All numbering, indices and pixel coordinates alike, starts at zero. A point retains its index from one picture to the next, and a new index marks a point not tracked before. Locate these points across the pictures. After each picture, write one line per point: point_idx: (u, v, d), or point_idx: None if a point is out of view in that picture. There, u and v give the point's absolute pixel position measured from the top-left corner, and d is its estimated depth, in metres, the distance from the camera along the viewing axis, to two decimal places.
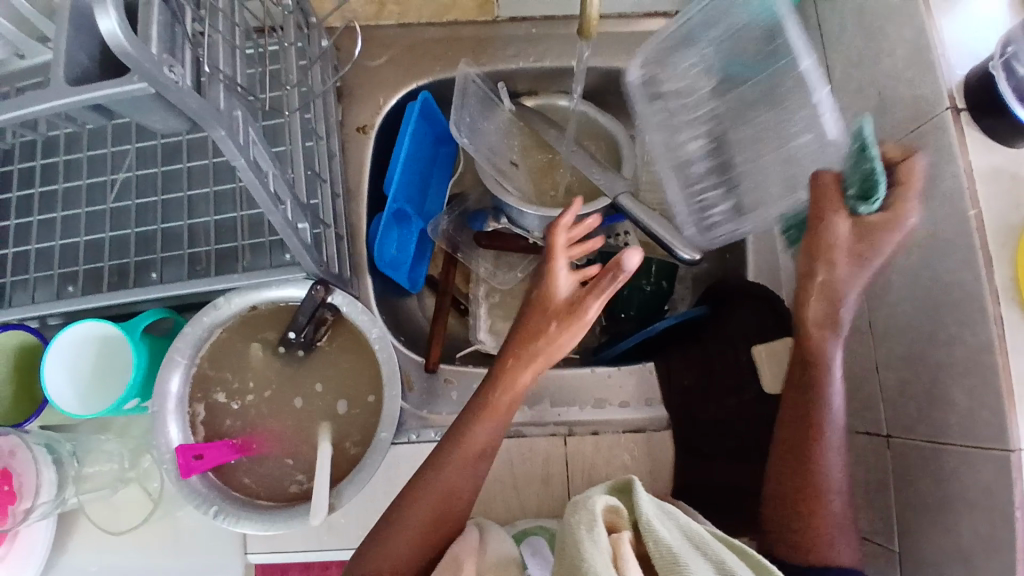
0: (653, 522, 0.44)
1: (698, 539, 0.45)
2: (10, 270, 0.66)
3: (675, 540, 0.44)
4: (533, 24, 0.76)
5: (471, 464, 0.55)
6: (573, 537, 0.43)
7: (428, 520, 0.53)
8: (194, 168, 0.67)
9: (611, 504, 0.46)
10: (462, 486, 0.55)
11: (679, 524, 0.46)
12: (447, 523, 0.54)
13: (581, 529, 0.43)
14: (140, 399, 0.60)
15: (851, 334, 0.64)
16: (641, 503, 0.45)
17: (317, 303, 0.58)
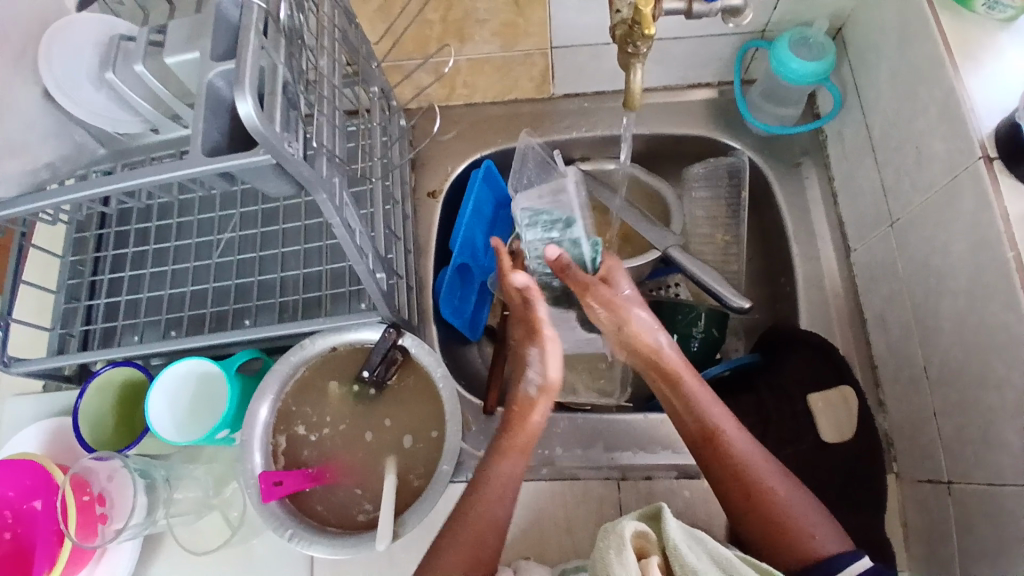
0: (680, 549, 0.48)
1: (728, 565, 0.48)
2: (122, 315, 0.77)
3: (704, 568, 0.47)
4: (585, 99, 0.84)
5: (503, 498, 0.59)
6: (604, 561, 0.48)
7: (469, 560, 0.56)
8: (287, 229, 0.77)
9: (638, 530, 0.49)
10: (493, 518, 0.58)
11: (708, 549, 0.49)
12: (486, 554, 0.57)
13: (609, 554, 0.47)
14: (230, 429, 0.67)
15: (907, 381, 0.64)
16: (670, 531, 0.49)
17: (391, 345, 0.64)
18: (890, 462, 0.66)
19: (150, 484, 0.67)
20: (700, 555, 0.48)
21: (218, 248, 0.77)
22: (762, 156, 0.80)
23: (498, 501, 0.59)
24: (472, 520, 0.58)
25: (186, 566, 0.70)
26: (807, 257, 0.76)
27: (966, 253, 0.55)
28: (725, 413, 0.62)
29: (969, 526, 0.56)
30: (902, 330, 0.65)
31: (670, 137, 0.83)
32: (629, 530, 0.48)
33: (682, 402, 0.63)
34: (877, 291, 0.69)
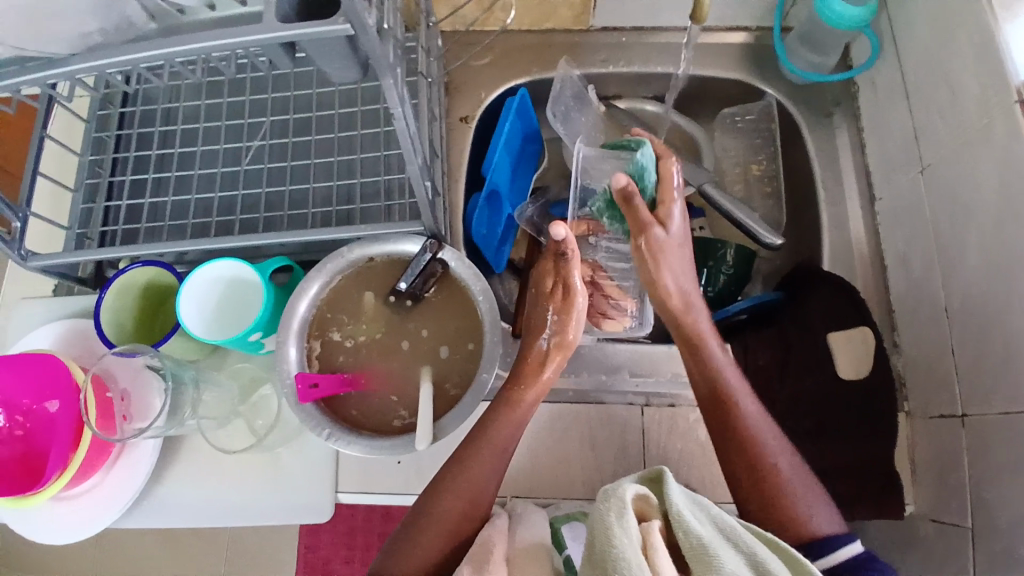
0: (683, 515, 0.48)
1: (730, 533, 0.49)
2: (146, 218, 0.74)
3: (707, 533, 0.48)
4: (622, 34, 0.84)
5: (471, 491, 0.59)
6: (603, 524, 0.48)
7: (458, 514, 0.58)
8: (320, 140, 0.75)
9: (640, 494, 0.50)
10: (474, 502, 0.59)
11: (709, 515, 0.50)
12: (469, 518, 0.59)
13: (609, 517, 0.47)
14: (262, 333, 0.65)
15: (925, 320, 0.67)
16: (673, 497, 0.49)
17: (431, 257, 0.64)
18: (902, 399, 0.70)
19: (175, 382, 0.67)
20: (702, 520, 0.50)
21: (248, 156, 0.75)
22: (794, 103, 0.81)
23: (499, 459, 0.61)
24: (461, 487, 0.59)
25: (211, 470, 0.70)
26: (833, 203, 0.78)
27: (998, 192, 0.58)
28: (757, 407, 0.62)
29: (981, 451, 0.60)
30: (923, 271, 0.68)
31: (705, 78, 0.83)
32: (630, 493, 0.49)
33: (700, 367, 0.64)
34: (900, 236, 0.71)
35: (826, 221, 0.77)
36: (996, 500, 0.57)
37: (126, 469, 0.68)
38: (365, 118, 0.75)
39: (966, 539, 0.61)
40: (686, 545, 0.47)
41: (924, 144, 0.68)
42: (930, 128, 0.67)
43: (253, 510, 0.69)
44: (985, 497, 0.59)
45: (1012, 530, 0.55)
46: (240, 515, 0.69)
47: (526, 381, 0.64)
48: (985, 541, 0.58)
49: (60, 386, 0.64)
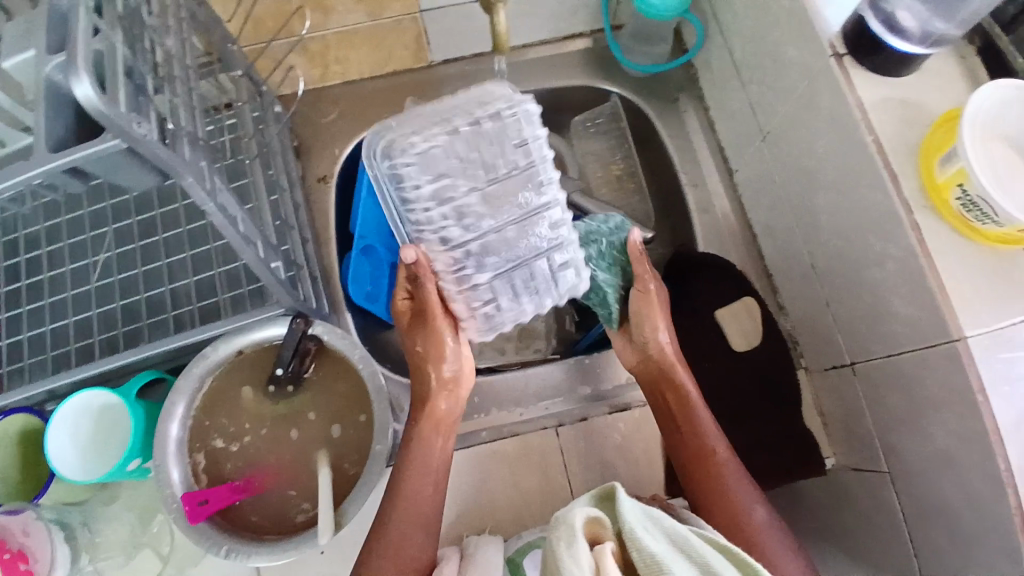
0: (636, 532, 0.44)
1: (685, 543, 0.45)
2: (4, 360, 0.69)
3: (660, 548, 0.44)
4: (465, 62, 0.83)
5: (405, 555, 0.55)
6: (555, 556, 0.43)
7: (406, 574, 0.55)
8: (170, 238, 0.72)
9: (591, 516, 0.45)
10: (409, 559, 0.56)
11: (665, 529, 0.46)
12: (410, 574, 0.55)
13: (560, 547, 0.43)
14: (141, 458, 0.62)
15: (801, 281, 0.69)
16: (625, 515, 0.45)
17: (302, 336, 0.62)
18: (797, 358, 0.71)
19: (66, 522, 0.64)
20: (656, 535, 0.45)
21: (96, 271, 0.71)
22: (641, 96, 0.83)
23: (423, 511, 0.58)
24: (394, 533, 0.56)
25: None
26: (695, 185, 0.79)
27: (832, 147, 0.59)
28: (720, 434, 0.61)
29: (877, 399, 0.60)
30: (788, 235, 0.69)
31: (555, 89, 0.83)
32: (580, 518, 0.45)
33: (686, 422, 0.62)
34: (762, 204, 0.73)
35: (694, 202, 0.78)
36: (901, 442, 0.58)
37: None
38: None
39: (885, 486, 0.61)
40: (639, 564, 0.43)
41: (762, 114, 0.69)
42: (763, 97, 0.68)
43: None
44: (891, 441, 0.60)
45: (922, 470, 0.56)
46: None
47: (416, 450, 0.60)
48: (902, 485, 0.59)
49: None
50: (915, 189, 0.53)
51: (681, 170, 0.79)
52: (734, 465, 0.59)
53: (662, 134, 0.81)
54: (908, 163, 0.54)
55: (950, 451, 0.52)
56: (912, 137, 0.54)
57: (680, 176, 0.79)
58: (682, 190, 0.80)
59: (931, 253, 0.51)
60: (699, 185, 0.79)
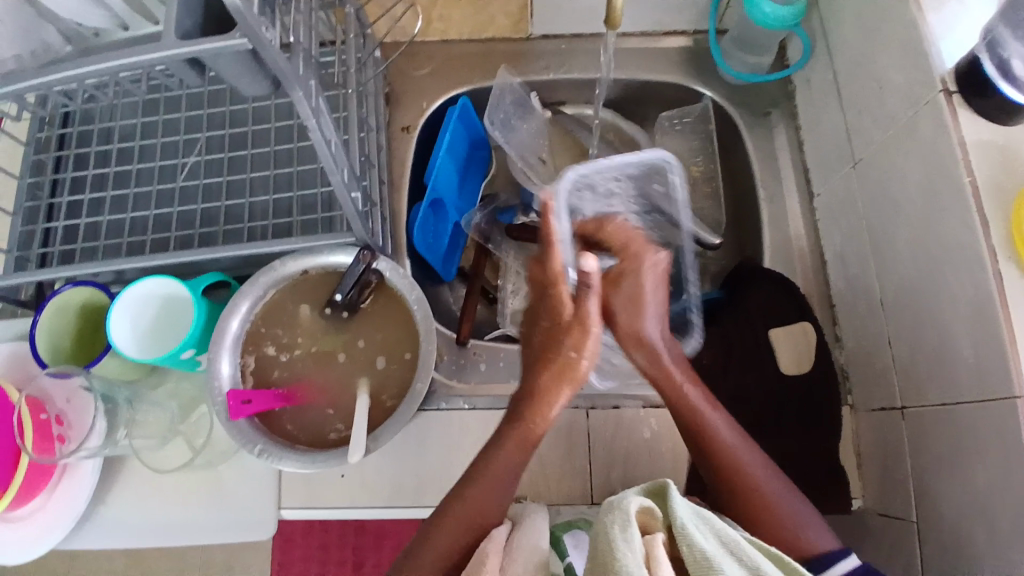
0: (688, 529, 0.43)
1: (735, 545, 0.44)
2: (82, 238, 0.74)
3: (711, 548, 0.43)
4: (562, 40, 0.84)
5: (479, 514, 0.54)
6: (606, 537, 0.42)
7: (464, 529, 0.54)
8: (256, 155, 0.75)
9: (644, 505, 0.44)
10: (482, 521, 0.54)
11: (714, 529, 0.45)
12: (473, 532, 0.54)
13: (613, 529, 0.42)
14: (196, 350, 0.65)
15: (863, 313, 0.68)
16: (677, 509, 0.44)
17: (365, 268, 0.63)
18: (845, 394, 0.70)
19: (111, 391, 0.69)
20: (706, 534, 0.44)
21: (183, 173, 0.75)
22: (732, 103, 0.82)
23: (504, 484, 0.56)
24: (471, 501, 0.55)
25: (154, 492, 0.68)
26: (771, 200, 0.78)
27: (923, 183, 0.58)
28: (758, 458, 0.58)
29: (921, 444, 0.59)
30: (858, 265, 0.68)
31: (645, 82, 0.84)
32: (633, 504, 0.43)
33: (715, 447, 0.57)
34: (837, 230, 0.72)
35: (767, 218, 0.78)
36: (937, 490, 0.57)
37: (74, 484, 0.66)
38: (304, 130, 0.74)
39: (911, 532, 0.60)
40: (690, 560, 0.42)
41: (855, 139, 0.68)
42: (860, 122, 0.67)
43: (195, 528, 0.68)
44: (927, 488, 0.58)
45: (954, 522, 0.55)
46: (185, 535, 0.68)
47: (537, 409, 0.58)
48: (930, 534, 0.58)
49: None
50: (1005, 237, 0.51)
51: (761, 183, 0.79)
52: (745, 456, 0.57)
53: (747, 144, 0.81)
54: (1003, 210, 0.52)
55: (985, 502, 0.51)
56: (1011, 185, 0.53)
57: (758, 188, 0.79)
58: (758, 204, 0.79)
59: (1009, 304, 0.50)
60: (776, 201, 0.78)
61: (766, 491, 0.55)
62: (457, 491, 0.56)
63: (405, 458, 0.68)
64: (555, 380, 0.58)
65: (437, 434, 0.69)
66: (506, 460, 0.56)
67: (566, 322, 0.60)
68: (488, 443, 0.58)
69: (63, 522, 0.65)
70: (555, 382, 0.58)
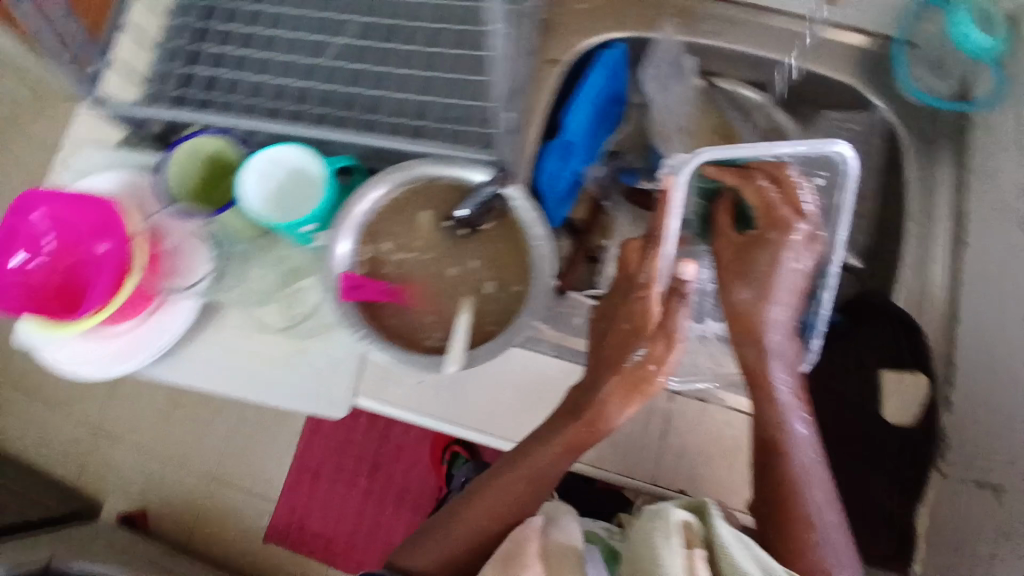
0: (729, 548, 0.51)
1: (768, 569, 0.51)
2: (208, 89, 0.71)
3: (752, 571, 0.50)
4: (741, 8, 0.78)
5: (508, 501, 0.62)
6: (651, 543, 0.51)
7: (488, 517, 0.61)
8: (398, 46, 0.69)
9: (687, 521, 0.52)
10: (504, 512, 0.62)
11: (753, 553, 0.52)
12: (500, 518, 0.62)
13: (658, 538, 0.51)
14: (316, 226, 0.66)
15: (987, 381, 0.64)
16: (718, 528, 0.53)
17: (495, 191, 0.62)
18: (938, 456, 0.67)
19: (223, 241, 0.71)
20: (744, 555, 0.52)
21: (321, 48, 0.70)
22: (905, 124, 0.76)
23: (540, 480, 0.62)
24: (506, 486, 0.62)
25: (242, 342, 0.72)
26: (919, 238, 0.73)
27: None
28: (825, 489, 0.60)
29: (1009, 529, 0.57)
30: (999, 331, 0.64)
31: (818, 77, 0.78)
32: (679, 519, 0.52)
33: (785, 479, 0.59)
34: (987, 288, 0.67)
35: (908, 255, 0.73)
36: None
37: (163, 320, 0.70)
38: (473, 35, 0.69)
39: None
40: None
41: None
42: None
43: (269, 389, 0.71)
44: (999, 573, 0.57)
45: None
46: (258, 390, 0.71)
47: (589, 416, 0.60)
48: None
49: (110, 231, 0.64)
50: None
51: (914, 216, 0.74)
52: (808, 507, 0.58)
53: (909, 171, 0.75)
54: None
55: None
56: None
57: (908, 221, 0.74)
58: (902, 236, 0.74)
59: None
60: (923, 239, 0.73)
61: (815, 520, 0.58)
62: (494, 478, 0.63)
63: (484, 383, 0.70)
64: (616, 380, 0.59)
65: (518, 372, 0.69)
66: (539, 462, 0.61)
67: (651, 325, 0.60)
68: (524, 443, 0.64)
69: (148, 351, 0.70)
70: (614, 399, 0.60)
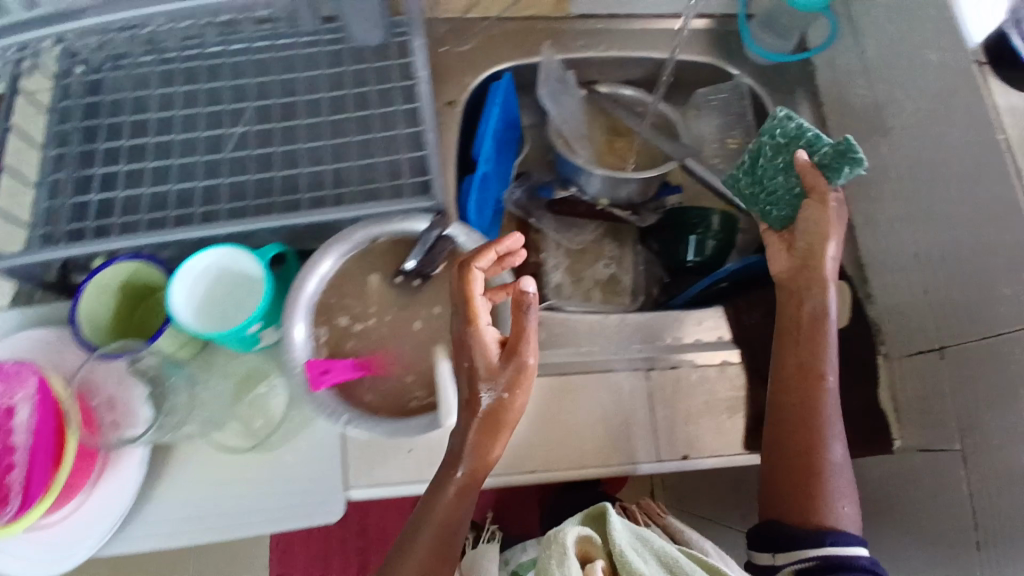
0: (625, 552, 0.52)
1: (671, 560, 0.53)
2: (103, 214, 0.66)
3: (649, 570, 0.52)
4: (599, 20, 0.84)
5: (461, 499, 0.58)
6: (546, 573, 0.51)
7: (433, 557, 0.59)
8: (293, 127, 0.69)
9: (583, 535, 0.53)
10: (459, 517, 0.59)
11: (652, 548, 0.53)
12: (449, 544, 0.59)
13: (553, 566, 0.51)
14: (262, 323, 0.63)
15: (896, 266, 0.73)
16: (615, 534, 0.53)
17: (440, 233, 0.64)
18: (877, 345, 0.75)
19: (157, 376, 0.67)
20: (647, 557, 0.53)
21: (211, 144, 0.68)
22: (762, 84, 0.86)
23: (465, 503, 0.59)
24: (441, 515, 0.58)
25: (209, 476, 0.67)
26: None
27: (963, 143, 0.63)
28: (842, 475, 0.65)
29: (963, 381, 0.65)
30: (892, 227, 0.73)
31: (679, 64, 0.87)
32: (571, 538, 0.52)
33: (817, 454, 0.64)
34: (866, 198, 0.77)
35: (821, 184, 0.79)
36: (982, 424, 0.62)
37: (115, 488, 0.64)
38: (384, 94, 0.70)
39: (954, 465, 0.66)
40: None
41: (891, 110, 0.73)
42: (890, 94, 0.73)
43: (245, 521, 0.66)
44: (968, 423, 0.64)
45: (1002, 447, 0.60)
46: (241, 518, 0.66)
47: (473, 456, 0.57)
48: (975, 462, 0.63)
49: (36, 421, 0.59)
50: None
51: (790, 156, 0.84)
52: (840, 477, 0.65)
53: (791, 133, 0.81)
54: None
55: None
56: None
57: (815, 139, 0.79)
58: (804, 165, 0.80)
59: None
60: None
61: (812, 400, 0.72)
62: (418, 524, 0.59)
63: None
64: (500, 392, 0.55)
65: None
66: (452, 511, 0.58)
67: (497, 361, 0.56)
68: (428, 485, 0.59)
69: (96, 532, 0.63)
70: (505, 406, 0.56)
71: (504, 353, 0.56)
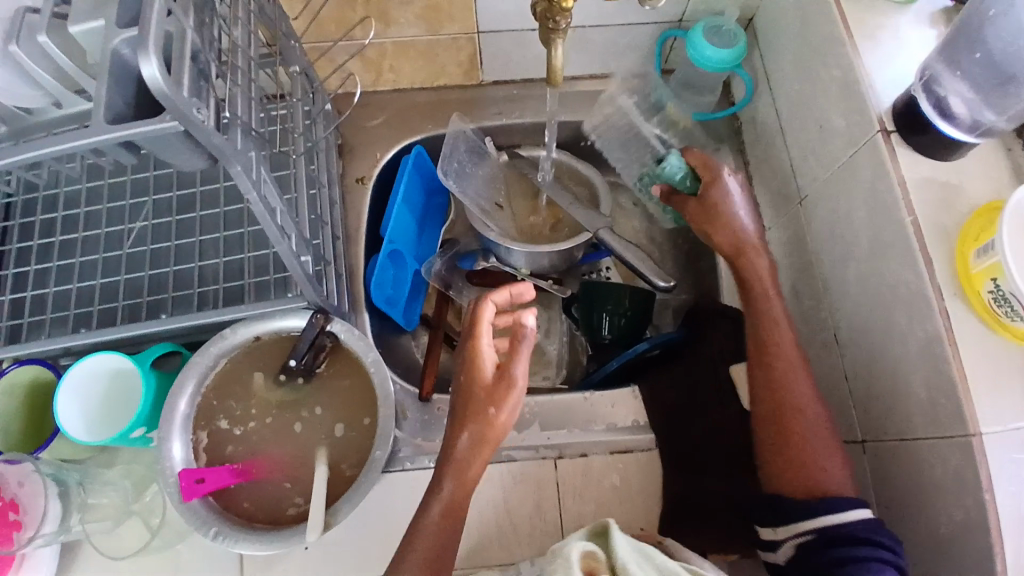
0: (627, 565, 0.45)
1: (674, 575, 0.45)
2: (27, 312, 0.69)
3: None
4: (513, 86, 0.85)
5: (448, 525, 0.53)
6: None
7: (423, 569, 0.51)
8: (205, 217, 0.73)
9: (586, 549, 0.45)
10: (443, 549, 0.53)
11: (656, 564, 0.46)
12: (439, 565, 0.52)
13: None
14: (145, 428, 0.63)
15: (819, 344, 0.68)
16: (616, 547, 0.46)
17: (318, 331, 0.62)
18: None
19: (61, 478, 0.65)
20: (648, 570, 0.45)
21: (130, 239, 0.72)
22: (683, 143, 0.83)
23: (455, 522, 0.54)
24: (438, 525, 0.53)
25: None
26: None
27: (868, 222, 0.59)
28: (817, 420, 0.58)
29: (883, 478, 0.59)
30: (813, 302, 0.69)
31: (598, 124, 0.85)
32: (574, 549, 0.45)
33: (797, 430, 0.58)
34: (790, 266, 0.73)
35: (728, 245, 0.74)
36: (902, 528, 0.57)
37: None
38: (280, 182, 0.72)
39: None
40: None
41: (804, 176, 0.69)
42: (803, 159, 0.69)
43: None
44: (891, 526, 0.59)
45: (921, 557, 0.55)
46: None
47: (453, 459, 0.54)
48: None
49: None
50: (950, 275, 0.52)
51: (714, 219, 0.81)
52: (818, 443, 0.57)
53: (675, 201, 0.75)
54: (946, 250, 0.53)
55: (952, 543, 0.51)
56: (952, 224, 0.54)
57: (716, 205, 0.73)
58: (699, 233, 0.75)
59: (958, 342, 0.51)
60: None
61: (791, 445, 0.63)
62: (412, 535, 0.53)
63: (373, 521, 0.65)
64: (488, 407, 0.54)
65: (400, 494, 0.66)
66: (439, 537, 0.52)
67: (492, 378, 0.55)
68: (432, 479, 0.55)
69: None
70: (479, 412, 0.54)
71: (499, 373, 0.55)
